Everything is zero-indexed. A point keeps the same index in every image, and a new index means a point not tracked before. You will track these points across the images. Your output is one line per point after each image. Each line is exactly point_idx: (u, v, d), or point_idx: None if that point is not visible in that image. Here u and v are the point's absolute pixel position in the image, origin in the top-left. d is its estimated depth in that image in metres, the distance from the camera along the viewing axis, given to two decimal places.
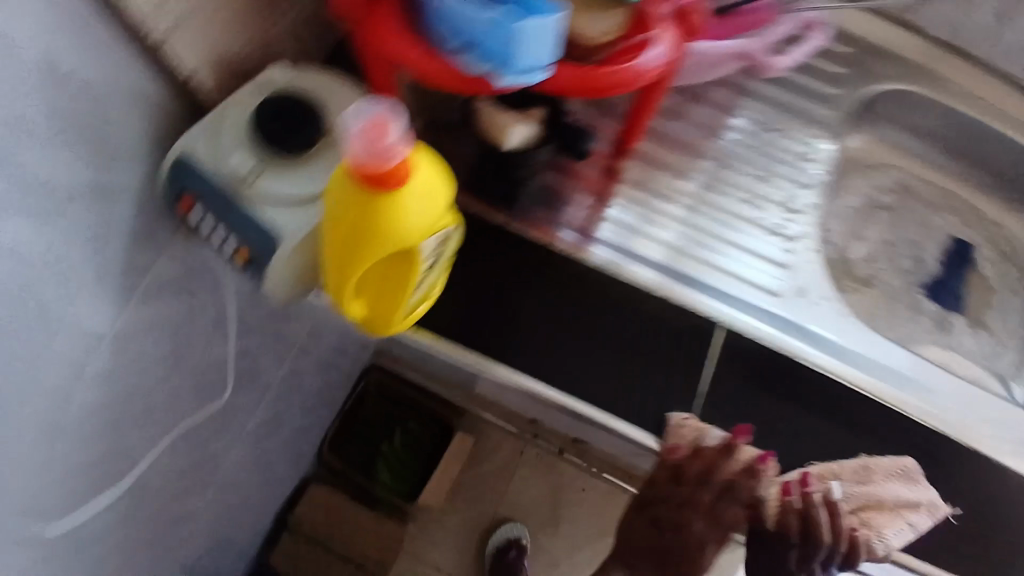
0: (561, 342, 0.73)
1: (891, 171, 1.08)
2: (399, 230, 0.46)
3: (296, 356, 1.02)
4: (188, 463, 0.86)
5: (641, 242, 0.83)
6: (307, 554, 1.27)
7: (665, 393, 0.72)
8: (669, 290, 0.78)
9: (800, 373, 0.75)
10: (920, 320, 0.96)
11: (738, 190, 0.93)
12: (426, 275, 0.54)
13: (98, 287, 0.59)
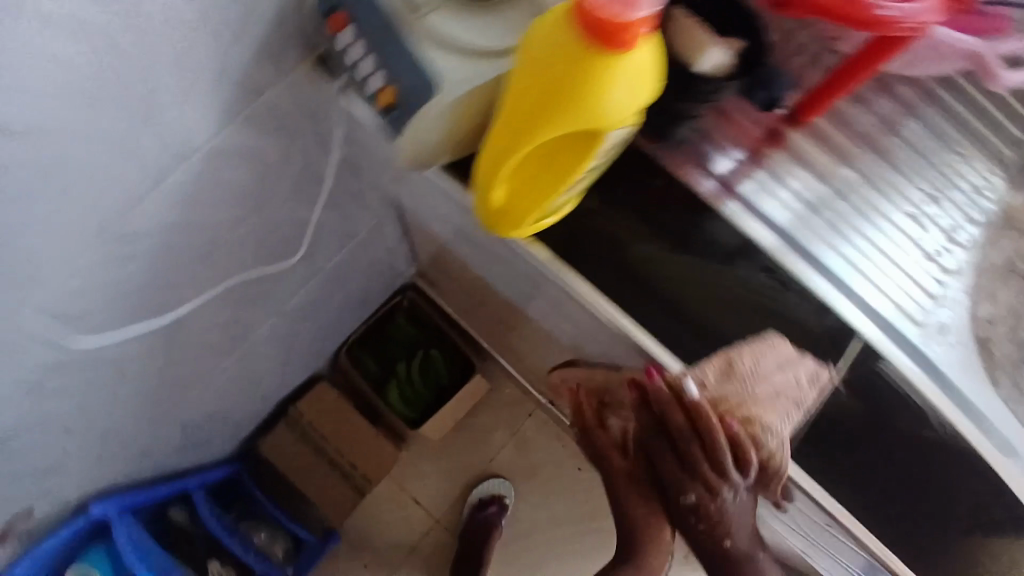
0: (672, 298, 0.62)
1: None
2: (595, 108, 0.39)
3: (354, 245, 0.96)
4: (227, 319, 0.81)
5: (766, 197, 0.64)
6: (297, 450, 1.21)
7: None
8: (792, 264, 0.61)
9: (913, 413, 0.61)
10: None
11: (913, 187, 0.70)
12: (584, 184, 0.48)
13: (204, 93, 0.51)
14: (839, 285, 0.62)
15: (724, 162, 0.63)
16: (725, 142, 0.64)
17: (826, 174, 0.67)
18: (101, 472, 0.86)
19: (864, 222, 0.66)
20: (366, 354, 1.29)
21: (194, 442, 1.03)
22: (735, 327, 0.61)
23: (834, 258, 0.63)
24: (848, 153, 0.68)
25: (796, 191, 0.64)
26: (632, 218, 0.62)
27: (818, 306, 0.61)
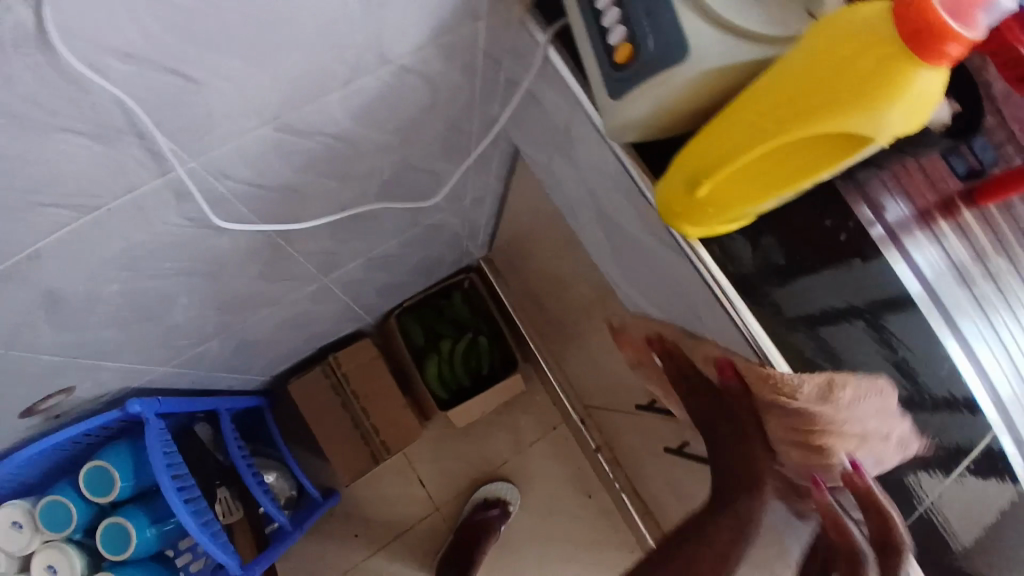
0: (803, 328, 0.60)
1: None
2: (878, 116, 0.36)
3: (458, 208, 0.94)
4: (326, 247, 0.78)
5: (921, 253, 0.60)
6: (324, 399, 1.18)
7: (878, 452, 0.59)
8: (936, 321, 0.56)
9: (992, 500, 0.59)
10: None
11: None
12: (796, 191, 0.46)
13: (430, 4, 0.48)
14: (976, 363, 0.57)
15: (896, 211, 0.59)
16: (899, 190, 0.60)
17: (973, 243, 0.63)
18: (154, 365, 0.84)
19: (1007, 312, 0.62)
20: (414, 323, 1.26)
21: (239, 362, 1.00)
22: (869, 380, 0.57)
23: (974, 332, 0.59)
24: (1006, 241, 0.64)
25: (942, 250, 0.61)
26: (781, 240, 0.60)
27: (951, 376, 0.56)
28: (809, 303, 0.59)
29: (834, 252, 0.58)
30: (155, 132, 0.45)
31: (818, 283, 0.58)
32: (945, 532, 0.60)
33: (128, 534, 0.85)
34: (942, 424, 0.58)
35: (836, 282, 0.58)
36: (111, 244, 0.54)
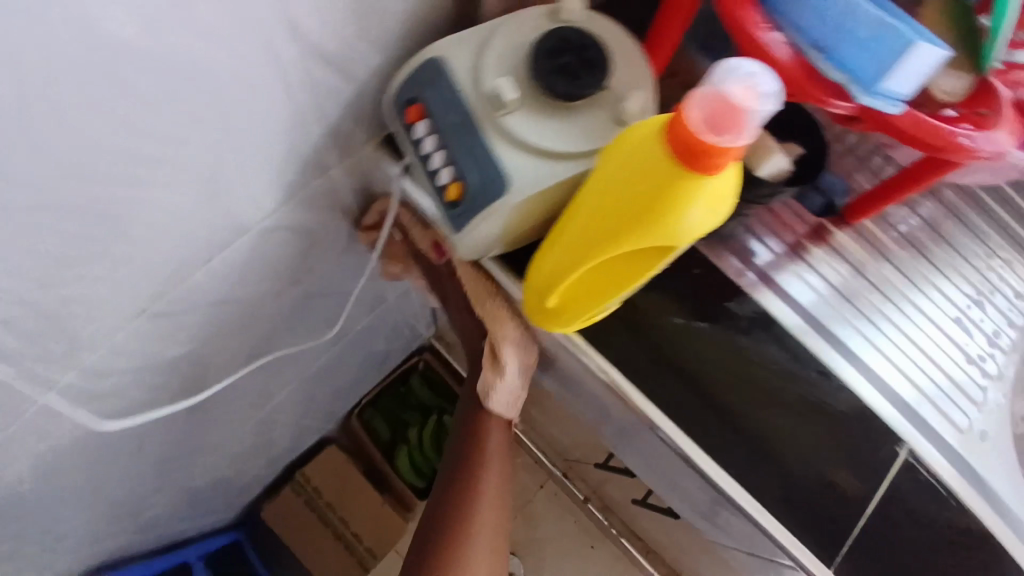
0: (710, 395, 0.59)
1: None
2: (675, 222, 0.39)
3: (380, 310, 0.95)
4: (249, 386, 0.79)
5: (801, 280, 0.63)
6: (302, 518, 1.19)
7: (823, 501, 0.58)
8: (822, 350, 0.60)
9: (935, 511, 0.59)
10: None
11: (950, 281, 0.69)
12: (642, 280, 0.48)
13: (271, 176, 0.51)
14: (869, 374, 0.61)
15: (763, 252, 0.63)
16: (763, 231, 0.64)
17: (856, 261, 0.66)
18: (106, 540, 0.83)
19: (898, 313, 0.66)
20: (378, 419, 1.27)
21: (198, 507, 0.99)
22: (779, 418, 0.59)
23: (863, 342, 0.63)
24: (884, 247, 0.68)
25: (827, 275, 0.64)
26: (672, 313, 0.60)
27: (852, 399, 0.60)
28: (708, 369, 0.59)
29: (708, 301, 0.60)
30: (22, 366, 0.46)
31: (704, 332, 0.59)
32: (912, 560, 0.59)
33: None
34: (863, 451, 0.59)
35: (724, 340, 0.59)
36: (14, 465, 0.55)
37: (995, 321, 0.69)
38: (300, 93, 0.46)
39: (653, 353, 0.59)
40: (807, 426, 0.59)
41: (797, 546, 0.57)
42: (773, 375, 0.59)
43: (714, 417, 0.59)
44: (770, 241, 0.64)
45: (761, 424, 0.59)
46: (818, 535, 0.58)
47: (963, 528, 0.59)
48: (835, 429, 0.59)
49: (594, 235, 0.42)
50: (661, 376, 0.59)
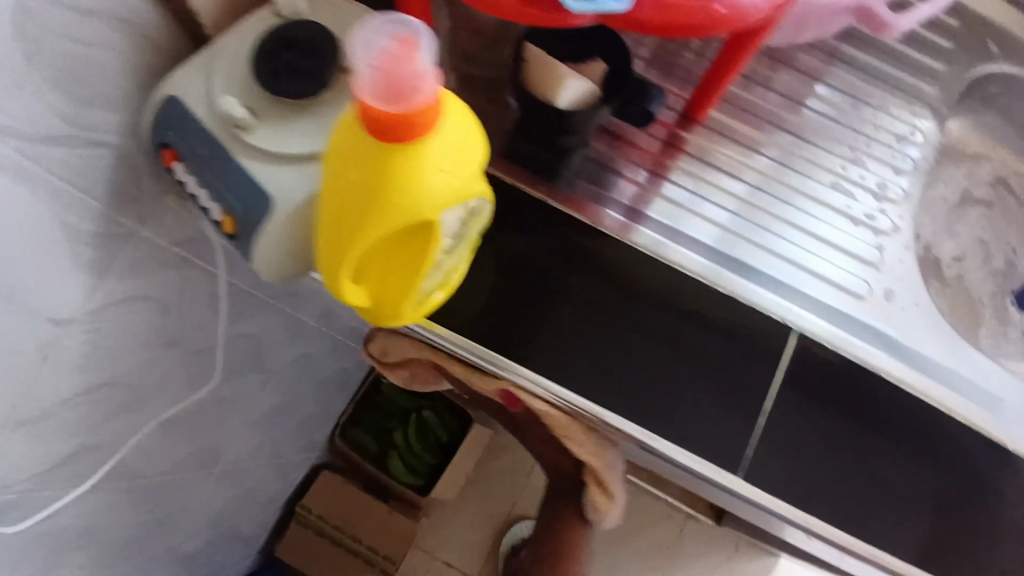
0: (585, 339, 0.57)
1: (988, 156, 0.79)
2: (400, 189, 0.36)
3: (307, 336, 0.95)
4: (182, 453, 0.79)
5: (691, 215, 0.64)
6: (314, 546, 1.22)
7: (722, 410, 0.56)
8: (730, 285, 0.59)
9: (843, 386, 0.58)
10: (1010, 337, 0.72)
11: (829, 151, 0.68)
12: (443, 259, 0.45)
13: (61, 259, 0.51)
14: (775, 288, 0.61)
15: (625, 187, 0.63)
16: (626, 166, 0.64)
17: (733, 175, 0.66)
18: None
19: (793, 211, 0.66)
20: (360, 432, 1.28)
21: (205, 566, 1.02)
22: (659, 343, 0.57)
23: (749, 248, 0.63)
24: (755, 141, 0.67)
25: (713, 204, 0.64)
26: (529, 271, 0.58)
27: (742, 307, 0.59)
28: (578, 314, 0.57)
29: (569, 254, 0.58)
30: None
31: (570, 280, 0.57)
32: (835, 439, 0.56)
33: None
34: (754, 349, 0.57)
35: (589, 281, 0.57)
36: None
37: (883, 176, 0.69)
38: (47, 178, 0.46)
39: (520, 317, 0.57)
40: (685, 341, 0.57)
41: (705, 465, 0.55)
42: (643, 301, 0.58)
43: (597, 361, 0.56)
44: (632, 172, 0.64)
45: (641, 352, 0.56)
46: (727, 445, 0.56)
47: (877, 400, 0.58)
48: (716, 335, 0.57)
49: (336, 234, 0.38)
50: (533, 336, 0.57)
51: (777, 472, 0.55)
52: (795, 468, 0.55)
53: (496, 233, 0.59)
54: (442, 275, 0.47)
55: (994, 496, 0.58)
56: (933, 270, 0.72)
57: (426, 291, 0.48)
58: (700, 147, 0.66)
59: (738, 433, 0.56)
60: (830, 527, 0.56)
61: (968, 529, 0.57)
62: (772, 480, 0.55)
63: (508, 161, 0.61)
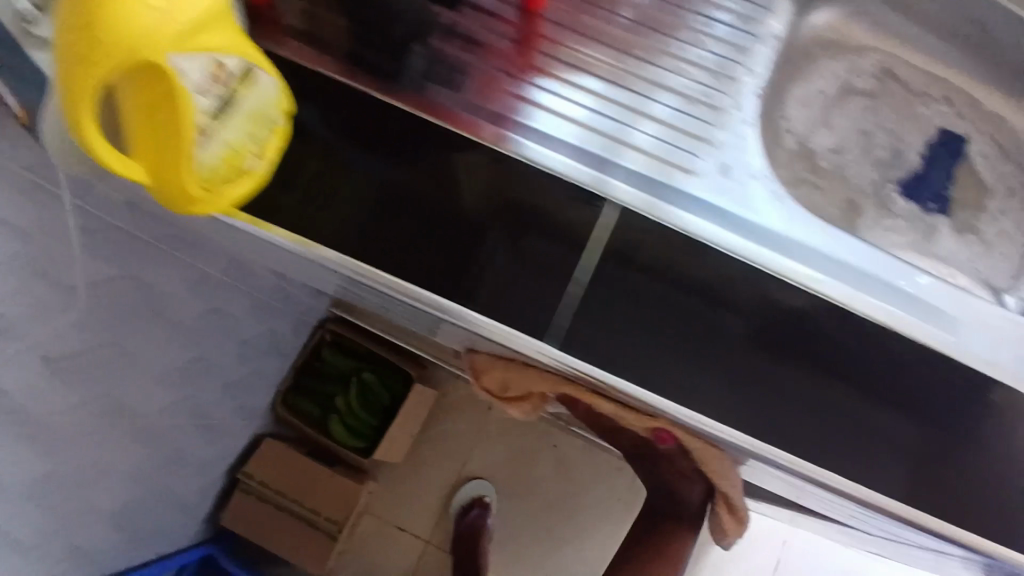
0: (421, 232, 0.56)
1: (874, 47, 0.74)
2: (108, 23, 0.37)
3: (218, 292, 0.93)
4: (88, 399, 0.78)
5: (604, 136, 0.60)
6: (257, 513, 1.21)
7: (551, 295, 0.56)
8: (654, 209, 0.58)
9: (670, 265, 0.57)
10: (894, 226, 0.69)
11: (695, 46, 0.66)
12: (212, 128, 0.44)
13: None
14: (680, 200, 0.60)
15: (505, 98, 0.61)
16: (490, 74, 0.62)
17: (628, 91, 0.63)
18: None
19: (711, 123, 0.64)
20: (301, 399, 1.28)
21: (141, 525, 1.01)
22: (491, 231, 0.56)
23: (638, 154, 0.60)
24: (631, 45, 0.65)
25: (618, 125, 0.61)
26: (356, 163, 0.56)
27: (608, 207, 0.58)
28: (412, 206, 0.56)
29: (401, 147, 0.57)
30: None
31: (403, 175, 0.57)
32: (658, 316, 0.57)
33: None
34: (587, 235, 0.57)
35: (426, 177, 0.57)
36: None
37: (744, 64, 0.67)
38: None
39: (353, 209, 0.56)
40: (518, 229, 0.56)
41: (535, 346, 0.56)
42: (477, 192, 0.57)
43: (432, 249, 0.56)
44: (499, 80, 0.62)
45: (471, 241, 0.56)
46: (552, 329, 0.55)
47: (714, 276, 0.58)
48: (547, 221, 0.56)
49: (74, 88, 0.40)
50: (366, 228, 0.56)
51: (609, 351, 0.56)
52: (616, 344, 0.56)
53: (321, 124, 0.57)
54: (224, 152, 0.46)
55: (843, 373, 0.58)
56: (805, 164, 0.69)
57: (216, 172, 0.47)
58: (566, 52, 0.64)
59: (570, 317, 0.56)
60: (667, 401, 0.57)
61: (813, 403, 0.57)
62: (605, 358, 0.56)
63: (335, 62, 0.59)
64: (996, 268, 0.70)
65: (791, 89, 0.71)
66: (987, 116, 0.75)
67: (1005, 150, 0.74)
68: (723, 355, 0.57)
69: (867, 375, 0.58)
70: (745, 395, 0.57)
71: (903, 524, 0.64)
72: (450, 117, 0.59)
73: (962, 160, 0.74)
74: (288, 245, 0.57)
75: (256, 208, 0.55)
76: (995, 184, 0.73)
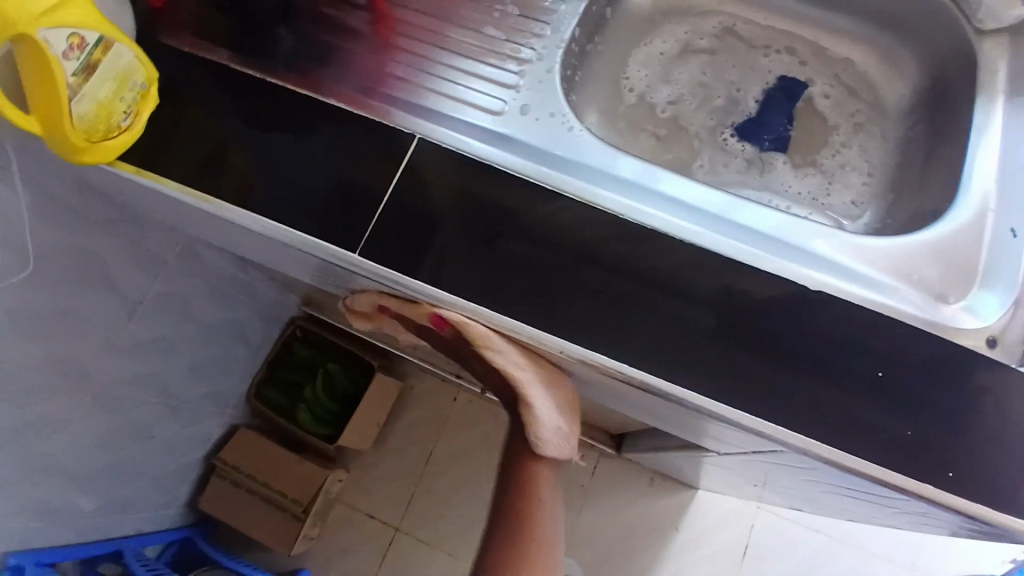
0: (283, 179, 0.66)
1: (714, 9, 0.86)
2: None
3: (169, 275, 1.05)
4: (43, 357, 0.88)
5: (442, 96, 0.70)
6: (231, 495, 1.32)
7: (392, 226, 0.64)
8: (493, 158, 0.66)
9: (501, 196, 0.65)
10: (728, 162, 0.78)
11: (534, 16, 0.73)
12: (81, 85, 0.58)
13: None
14: (516, 146, 0.67)
15: (365, 70, 0.71)
16: (352, 51, 0.73)
17: (471, 61, 0.71)
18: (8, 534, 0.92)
19: (549, 77, 0.70)
20: (272, 390, 1.38)
21: (112, 492, 1.11)
22: (339, 174, 0.66)
23: (468, 108, 0.69)
24: (474, 23, 0.73)
25: (463, 89, 0.70)
26: (230, 126, 0.68)
27: (449, 153, 0.66)
28: (276, 158, 0.67)
29: (267, 114, 0.69)
30: None
31: (267, 136, 0.68)
32: (494, 244, 0.63)
33: None
34: (427, 176, 0.65)
35: (290, 137, 0.68)
36: None
37: (548, 23, 0.73)
38: None
39: (227, 162, 0.67)
40: (353, 170, 0.66)
41: (390, 275, 0.64)
42: (322, 143, 0.67)
43: (291, 191, 0.66)
44: (358, 55, 0.72)
45: (321, 182, 0.66)
46: (394, 256, 0.63)
47: (542, 202, 0.64)
48: (394, 167, 0.66)
49: None
50: (240, 178, 0.67)
51: (434, 268, 0.63)
52: (455, 266, 0.63)
53: (202, 100, 0.69)
54: (95, 105, 0.60)
55: (655, 282, 0.62)
56: (645, 116, 0.80)
57: (94, 123, 0.61)
58: (411, 29, 0.74)
59: (395, 240, 0.64)
60: (511, 321, 0.61)
61: (628, 311, 0.61)
62: (430, 274, 0.63)
63: (219, 48, 0.72)
64: (840, 196, 0.78)
65: (634, 52, 0.83)
66: (832, 60, 0.85)
67: (850, 89, 0.84)
68: (557, 277, 0.62)
69: (691, 285, 0.62)
70: (585, 309, 0.61)
71: (755, 442, 0.64)
72: (312, 87, 0.70)
73: (801, 101, 0.84)
74: (175, 196, 0.68)
75: (145, 163, 0.67)
76: (839, 121, 0.82)
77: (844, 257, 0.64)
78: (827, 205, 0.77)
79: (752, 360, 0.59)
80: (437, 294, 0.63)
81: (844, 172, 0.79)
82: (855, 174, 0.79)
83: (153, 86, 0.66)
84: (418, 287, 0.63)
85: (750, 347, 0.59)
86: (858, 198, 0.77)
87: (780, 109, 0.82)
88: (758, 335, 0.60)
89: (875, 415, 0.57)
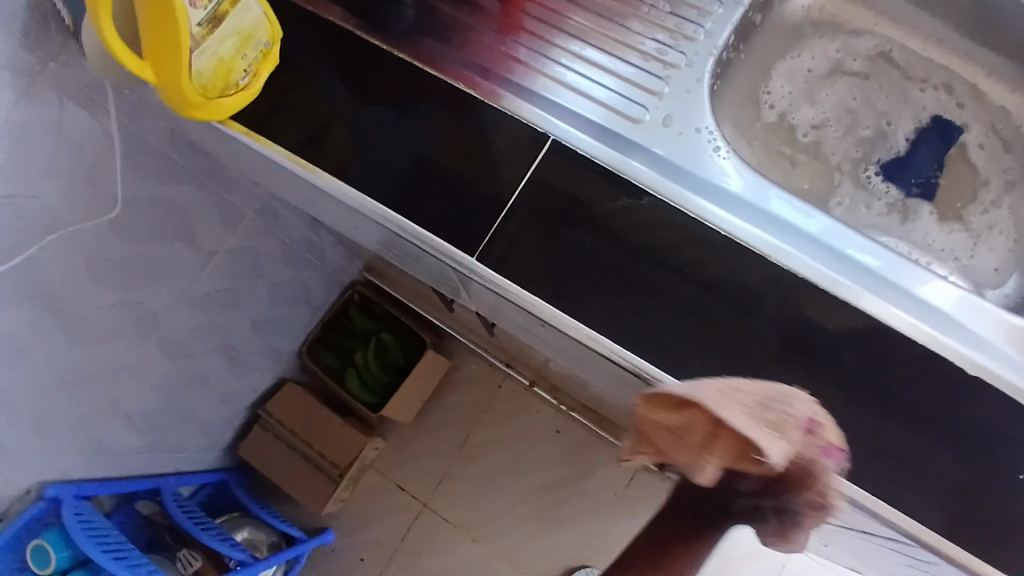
0: (391, 163, 0.62)
1: (871, 30, 0.79)
2: None
3: (245, 230, 1.04)
4: (112, 297, 0.88)
5: (574, 92, 0.64)
6: (272, 448, 1.33)
7: (506, 232, 0.60)
8: (611, 161, 0.60)
9: (623, 210, 0.59)
10: (870, 205, 0.73)
11: (679, 16, 0.69)
12: (204, 38, 0.56)
13: None
14: (638, 156, 0.61)
15: (486, 48, 0.66)
16: (477, 27, 0.68)
17: (605, 54, 0.67)
18: (57, 465, 0.93)
19: (688, 83, 0.66)
20: (326, 352, 1.37)
21: (162, 433, 1.12)
22: (452, 166, 0.61)
23: (596, 107, 0.64)
24: (614, 14, 0.69)
25: (586, 83, 0.65)
26: (341, 96, 0.64)
27: (567, 151, 0.61)
28: (389, 139, 0.63)
29: (382, 89, 0.64)
30: None
31: (379, 112, 0.63)
32: (619, 267, 0.58)
33: (50, 554, 0.89)
34: (542, 178, 0.60)
35: (399, 115, 0.63)
36: None
37: (701, 25, 0.68)
38: None
39: (333, 133, 0.64)
40: (468, 161, 0.61)
41: (509, 287, 0.60)
42: (441, 124, 0.62)
43: (399, 176, 0.62)
44: (483, 33, 0.67)
45: (434, 171, 0.62)
46: (511, 266, 0.60)
47: (669, 226, 0.59)
48: (512, 165, 0.61)
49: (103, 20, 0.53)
50: (349, 155, 0.63)
51: (552, 285, 0.59)
52: (570, 286, 0.59)
53: (313, 63, 0.65)
54: (215, 62, 0.59)
55: (783, 336, 0.56)
56: (781, 136, 0.76)
57: (212, 81, 0.60)
58: (539, 9, 0.69)
59: (505, 245, 0.60)
60: (626, 353, 0.57)
61: (752, 355, 0.56)
62: (545, 290, 0.59)
63: (331, 4, 0.67)
64: (981, 260, 0.71)
65: (778, 64, 0.78)
66: (988, 106, 0.77)
67: (1005, 142, 0.76)
68: (679, 314, 0.57)
69: (816, 339, 0.56)
70: (706, 355, 0.57)
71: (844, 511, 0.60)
72: (425, 58, 0.65)
73: (955, 147, 0.76)
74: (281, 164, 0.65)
75: (252, 125, 0.64)
76: (991, 176, 0.74)
77: (977, 323, 0.58)
78: (967, 267, 0.71)
79: (871, 434, 0.55)
80: (562, 319, 0.59)
81: (990, 234, 0.72)
82: (1001, 237, 0.71)
83: (275, 47, 0.64)
84: (529, 300, 0.59)
85: (866, 416, 0.55)
86: (1001, 264, 0.70)
87: (925, 151, 0.75)
88: (884, 410, 0.55)
89: (985, 509, 0.54)
